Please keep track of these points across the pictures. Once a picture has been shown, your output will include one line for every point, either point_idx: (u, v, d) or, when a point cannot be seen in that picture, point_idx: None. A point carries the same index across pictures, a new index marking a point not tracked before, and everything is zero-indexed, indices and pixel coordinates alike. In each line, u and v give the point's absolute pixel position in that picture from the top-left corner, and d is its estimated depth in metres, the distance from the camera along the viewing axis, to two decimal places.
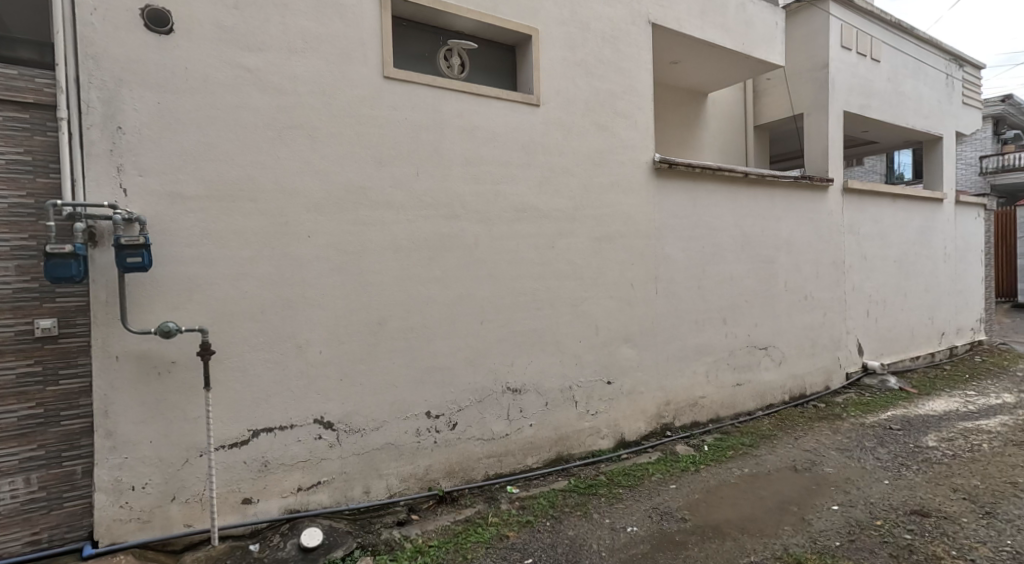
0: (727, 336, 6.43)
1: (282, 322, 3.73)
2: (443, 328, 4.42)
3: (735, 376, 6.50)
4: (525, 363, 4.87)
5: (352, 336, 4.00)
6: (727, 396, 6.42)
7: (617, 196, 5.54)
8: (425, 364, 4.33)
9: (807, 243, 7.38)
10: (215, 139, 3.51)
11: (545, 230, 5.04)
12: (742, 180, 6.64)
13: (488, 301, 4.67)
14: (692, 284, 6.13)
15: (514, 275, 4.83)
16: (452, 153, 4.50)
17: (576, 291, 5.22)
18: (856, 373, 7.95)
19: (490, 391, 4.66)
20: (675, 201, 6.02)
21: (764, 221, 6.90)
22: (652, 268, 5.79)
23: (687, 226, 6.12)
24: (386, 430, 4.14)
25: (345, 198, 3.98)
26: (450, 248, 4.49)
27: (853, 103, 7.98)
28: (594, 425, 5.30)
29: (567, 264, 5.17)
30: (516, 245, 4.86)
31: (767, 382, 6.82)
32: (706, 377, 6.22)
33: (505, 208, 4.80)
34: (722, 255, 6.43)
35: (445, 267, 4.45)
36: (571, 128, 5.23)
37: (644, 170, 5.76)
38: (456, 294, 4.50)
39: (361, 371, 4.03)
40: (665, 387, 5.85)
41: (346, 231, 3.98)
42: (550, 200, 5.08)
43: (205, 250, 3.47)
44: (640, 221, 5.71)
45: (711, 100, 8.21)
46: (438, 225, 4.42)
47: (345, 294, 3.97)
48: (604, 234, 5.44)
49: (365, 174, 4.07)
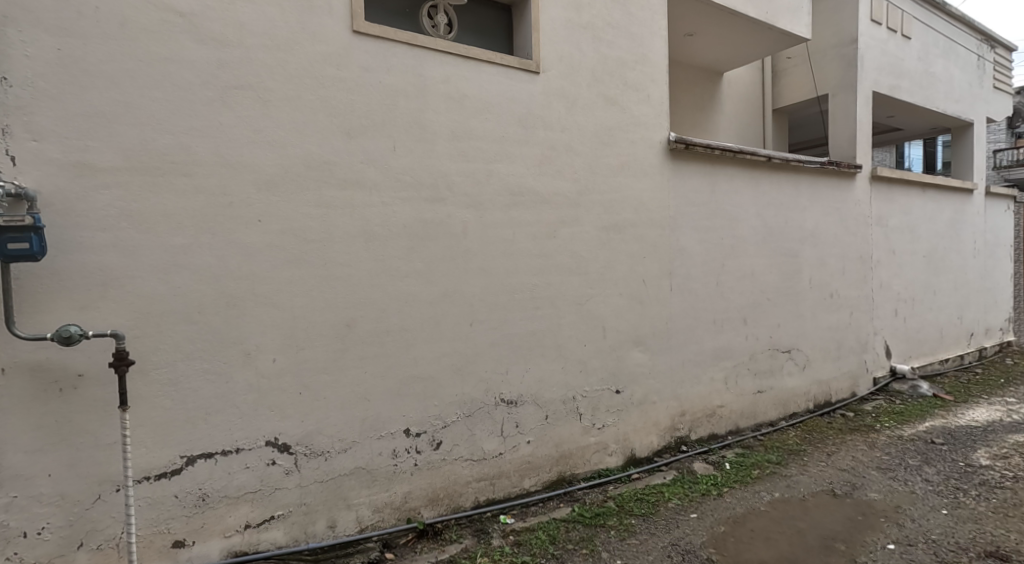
0: (747, 338, 5.78)
1: (226, 325, 3.09)
2: (425, 330, 3.79)
3: (757, 382, 5.86)
4: (522, 370, 4.22)
5: (314, 341, 3.36)
6: (748, 404, 5.77)
7: (627, 179, 4.89)
8: (403, 373, 3.69)
9: (834, 236, 6.72)
10: (136, 99, 2.86)
11: (545, 217, 4.39)
12: (765, 165, 5.98)
13: (479, 298, 4.03)
14: (710, 279, 5.48)
15: (509, 268, 4.18)
16: (436, 126, 3.86)
17: (581, 287, 4.57)
18: (884, 378, 7.28)
19: (481, 404, 4.01)
20: (692, 187, 5.36)
21: (788, 211, 6.24)
22: (666, 262, 5.14)
23: (704, 215, 5.46)
24: (356, 452, 3.50)
25: (304, 176, 3.34)
26: (434, 238, 3.85)
27: (883, 83, 7.31)
28: (600, 440, 4.66)
29: (571, 257, 4.52)
30: (512, 234, 4.21)
31: (790, 388, 6.17)
32: (724, 384, 5.57)
33: (499, 192, 4.15)
34: (743, 248, 5.78)
35: (428, 260, 3.81)
36: (575, 101, 4.57)
37: (657, 150, 5.10)
38: (441, 290, 3.86)
39: (325, 383, 3.40)
40: (679, 395, 5.21)
41: (306, 215, 3.35)
42: (551, 184, 4.43)
43: (122, 235, 2.83)
44: (652, 209, 5.06)
45: (727, 79, 7.53)
46: (419, 210, 3.79)
47: (304, 290, 3.34)
48: (612, 223, 4.79)
49: (330, 147, 3.43)
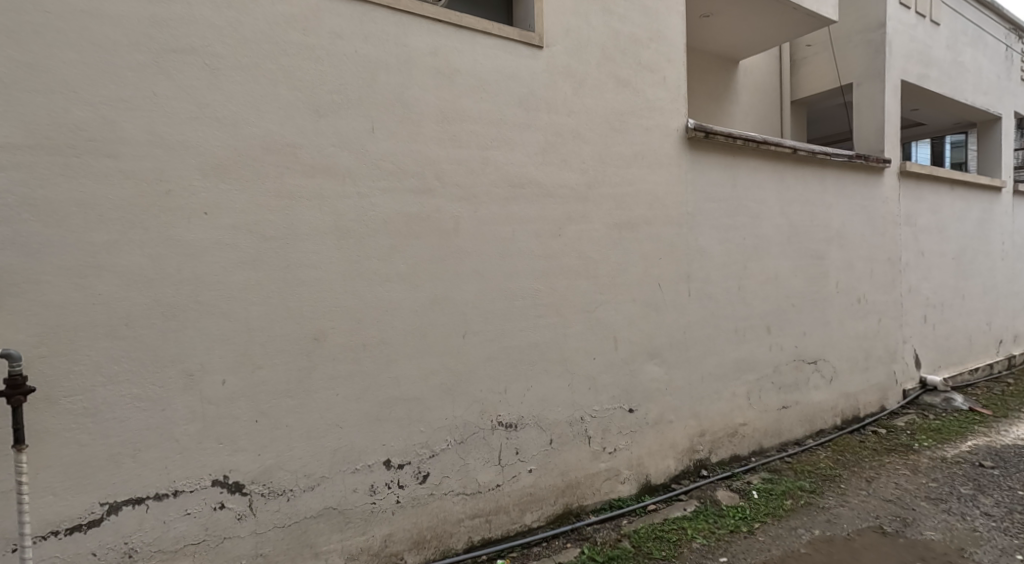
0: (771, 348, 5.24)
1: (162, 340, 2.54)
2: (409, 344, 3.25)
3: (782, 397, 5.31)
4: (522, 388, 3.69)
5: (276, 358, 2.82)
6: (773, 421, 5.22)
7: (640, 171, 4.35)
8: (382, 394, 3.15)
9: (861, 235, 6.18)
10: (45, 61, 2.33)
11: (548, 213, 3.85)
12: (790, 158, 5.44)
13: (473, 307, 3.50)
14: (731, 284, 4.94)
15: (507, 272, 3.64)
16: (422, 105, 3.32)
17: (589, 293, 4.03)
18: (914, 389, 6.73)
19: (474, 429, 3.48)
20: (712, 182, 4.82)
21: (815, 208, 5.69)
22: (683, 265, 4.61)
23: (725, 213, 4.92)
24: (325, 490, 2.95)
25: (263, 160, 2.79)
26: (420, 235, 3.31)
27: (912, 71, 6.76)
28: (611, 466, 4.12)
29: (577, 259, 3.98)
30: (511, 232, 3.67)
31: (817, 403, 5.62)
32: (747, 400, 5.03)
33: (496, 183, 3.62)
34: (767, 249, 5.23)
35: (414, 263, 3.28)
36: (583, 81, 4.03)
37: (674, 139, 4.56)
38: (427, 298, 3.33)
39: (289, 408, 2.86)
40: (698, 413, 4.67)
41: (266, 209, 2.80)
42: (555, 176, 3.89)
43: (26, 229, 2.30)
44: (668, 205, 4.52)
45: (744, 67, 6.99)
46: (403, 203, 3.25)
47: (262, 297, 2.79)
48: (624, 221, 4.25)
49: (295, 127, 2.89)
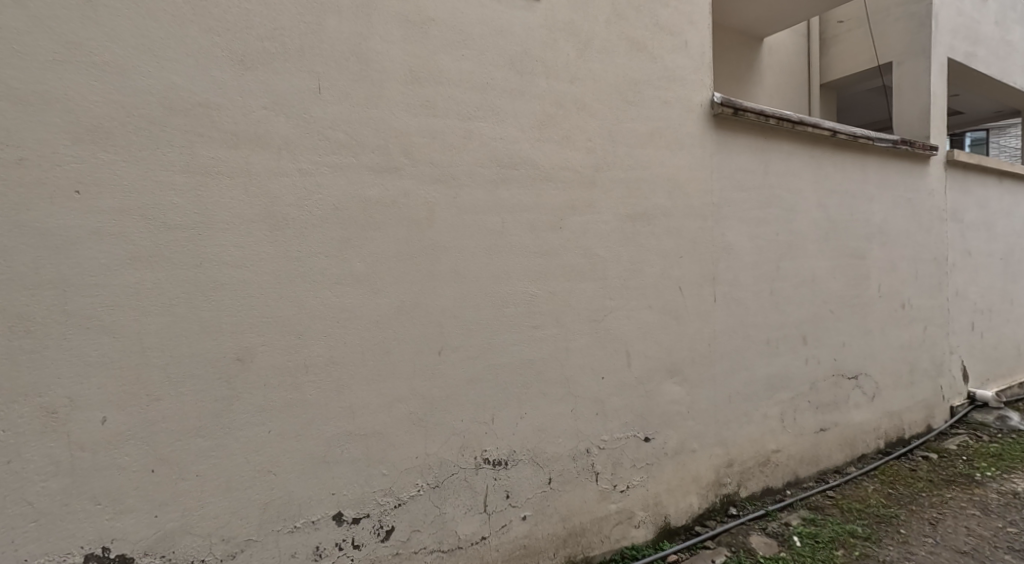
0: (807, 362, 4.52)
1: (10, 366, 1.91)
2: (367, 363, 2.57)
3: (820, 418, 4.58)
4: (513, 417, 3.01)
5: (182, 387, 2.14)
6: (810, 446, 4.50)
7: (656, 153, 3.64)
8: (331, 431, 2.47)
9: (908, 232, 5.41)
10: None
11: (545, 201, 3.16)
12: (830, 142, 4.70)
13: (450, 315, 2.82)
14: (762, 288, 4.23)
15: (492, 272, 2.96)
16: (386, 61, 2.63)
17: (595, 298, 3.35)
18: (964, 407, 5.97)
19: (452, 470, 2.80)
20: (741, 167, 4.11)
21: (857, 201, 4.94)
22: (706, 265, 3.90)
23: (756, 204, 4.20)
24: (253, 558, 2.28)
25: (165, 123, 2.12)
26: (381, 226, 2.62)
27: (960, 48, 6.00)
28: (622, 508, 3.43)
29: (580, 258, 3.30)
30: (498, 223, 2.99)
31: (859, 424, 4.88)
32: (781, 423, 4.30)
33: (481, 162, 2.93)
34: (802, 247, 4.51)
35: (374, 261, 2.60)
36: (589, 42, 3.33)
37: (698, 116, 3.85)
38: (391, 305, 2.64)
39: (200, 452, 2.17)
40: (725, 440, 3.96)
41: (168, 188, 2.12)
42: (554, 156, 3.20)
43: None
44: (689, 193, 3.81)
45: (769, 46, 6.27)
46: (359, 184, 2.56)
47: (163, 306, 2.12)
48: (636, 212, 3.55)
49: (209, 81, 2.20)
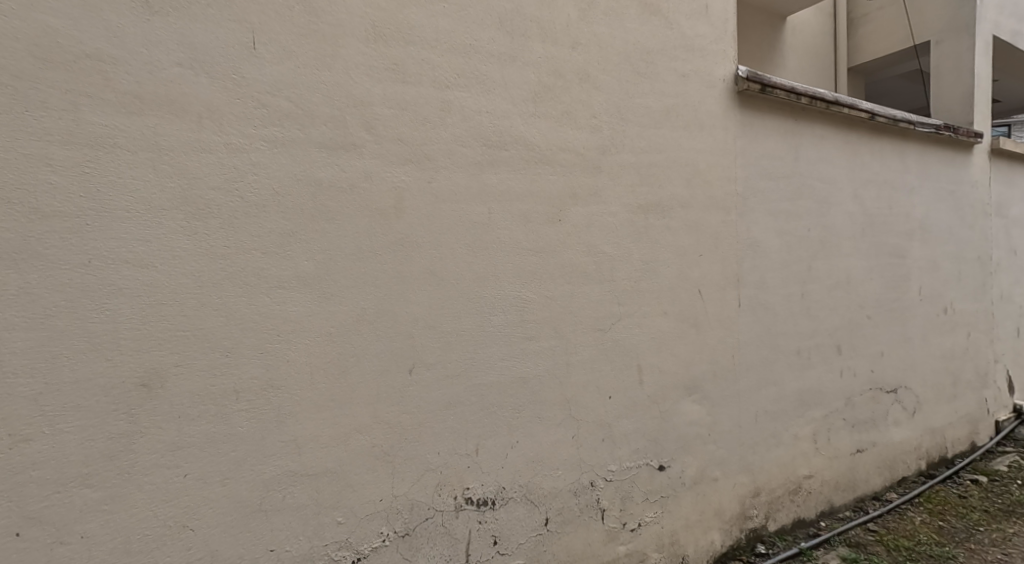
0: (842, 375, 3.98)
1: None
2: (316, 386, 2.09)
3: (856, 438, 4.04)
4: (501, 446, 2.52)
5: (59, 424, 1.67)
6: (847, 470, 3.96)
7: (672, 134, 3.13)
8: (271, 472, 1.99)
9: (952, 228, 4.84)
10: None
11: (541, 189, 2.66)
12: (869, 125, 4.16)
13: (424, 326, 2.33)
14: (792, 290, 3.70)
15: (476, 273, 2.47)
16: (341, 14, 2.14)
17: (599, 303, 2.85)
18: (1010, 422, 5.41)
19: (426, 513, 2.32)
20: (770, 152, 3.58)
21: (899, 192, 4.39)
22: (729, 264, 3.38)
23: (786, 194, 3.67)
24: None
25: (39, 79, 1.65)
26: (335, 216, 2.13)
27: (1005, 25, 5.42)
28: (634, 550, 2.92)
29: (582, 256, 2.79)
30: (484, 215, 2.50)
31: (900, 444, 4.33)
32: (813, 445, 3.77)
33: (462, 141, 2.44)
34: (838, 245, 3.97)
35: (327, 260, 2.12)
36: (593, 2, 2.82)
37: (721, 92, 3.33)
38: (348, 314, 2.16)
39: (87, 506, 1.70)
40: (751, 466, 3.44)
41: (42, 164, 1.65)
42: (552, 136, 2.70)
43: None
44: (710, 182, 3.29)
45: (793, 26, 5.72)
46: (307, 164, 2.08)
47: (35, 320, 1.65)
48: (649, 203, 3.04)
49: (102, 28, 1.73)
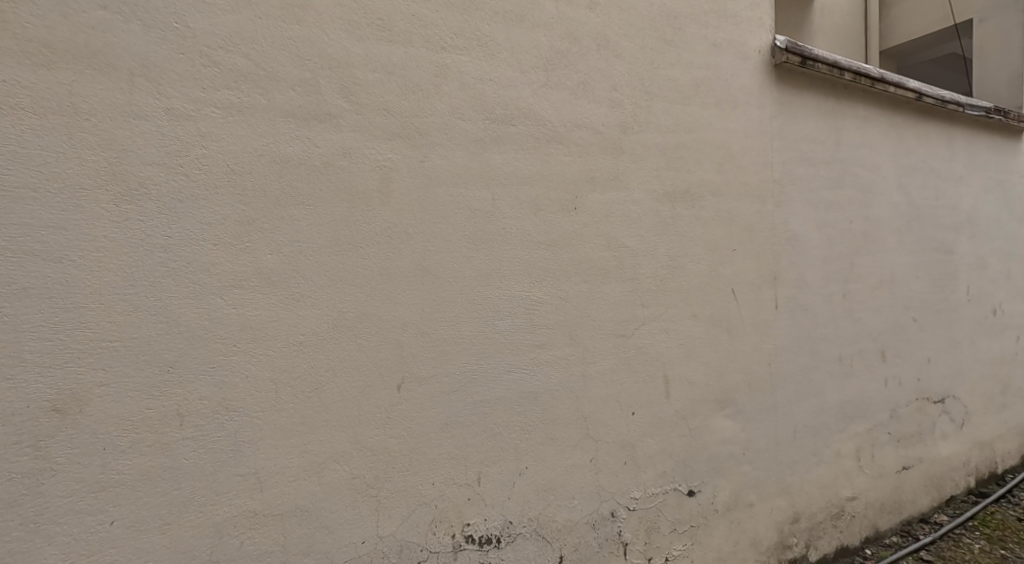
0: (888, 384, 3.57)
1: None
2: (282, 407, 1.72)
3: (903, 454, 3.64)
4: (507, 473, 2.15)
5: None
6: (893, 490, 3.55)
7: (702, 112, 2.74)
8: (225, 513, 1.63)
9: (1003, 222, 4.41)
10: None
11: (553, 172, 2.29)
12: (914, 107, 3.75)
13: (413, 333, 1.96)
14: (832, 290, 3.30)
15: (476, 270, 2.10)
16: None
17: (621, 306, 2.47)
18: None
19: (419, 556, 1.95)
20: (809, 134, 3.18)
21: (948, 182, 3.97)
22: (765, 261, 2.99)
23: (827, 182, 3.27)
24: None
25: None
26: (305, 201, 1.77)
27: None
28: None
29: (600, 251, 2.41)
30: (487, 201, 2.12)
31: (949, 460, 3.92)
32: (856, 463, 3.38)
33: (461, 114, 2.07)
34: (883, 239, 3.57)
35: (296, 254, 1.76)
36: None
37: (756, 65, 2.94)
38: (321, 320, 1.80)
39: None
40: (790, 489, 3.04)
41: None
42: (565, 110, 2.32)
43: None
44: (744, 167, 2.90)
45: (822, 5, 5.33)
46: (270, 137, 1.71)
47: None
48: (677, 190, 2.66)
49: None
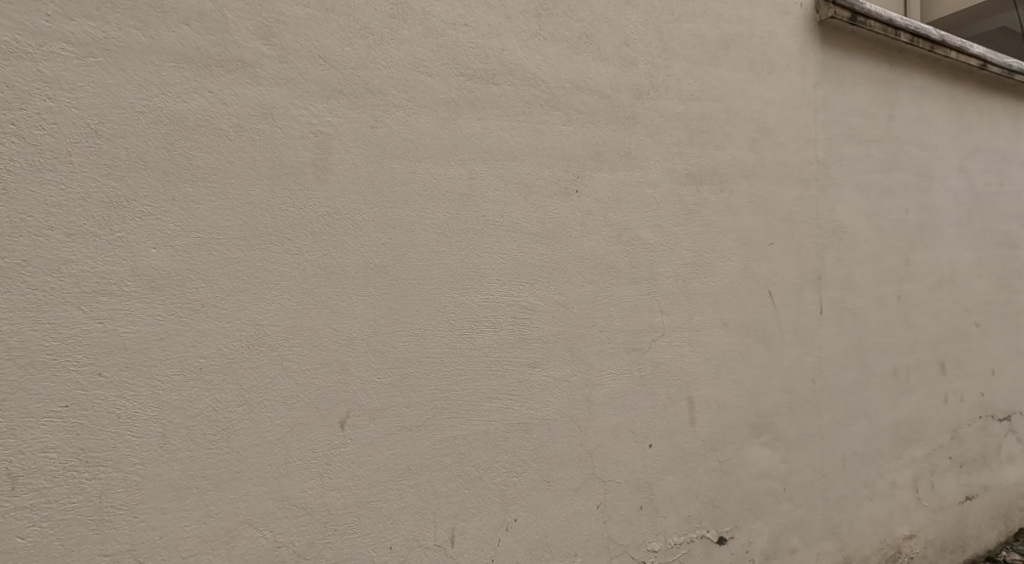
0: (948, 400, 3.05)
1: None
2: (171, 457, 1.27)
3: (966, 483, 3.11)
4: (491, 529, 1.68)
5: None
6: (955, 525, 3.03)
7: (733, 76, 2.26)
8: None
9: None
10: None
11: (549, 144, 1.81)
12: (977, 78, 3.22)
13: (362, 353, 1.50)
14: (885, 291, 2.79)
15: (447, 269, 1.63)
16: None
17: (634, 312, 1.99)
18: None
19: None
20: (858, 106, 2.68)
21: (1014, 165, 3.43)
22: (808, 256, 2.50)
23: (878, 163, 2.76)
24: None
25: None
26: (206, 178, 1.32)
27: None
28: None
29: (609, 244, 1.94)
30: (461, 179, 1.65)
31: (1017, 487, 3.38)
32: (913, 495, 2.86)
33: (425, 66, 1.60)
34: (942, 231, 3.05)
35: (192, 249, 1.30)
36: None
37: (795, 20, 2.45)
38: (230, 337, 1.34)
39: None
40: (837, 529, 2.55)
41: None
42: (563, 67, 1.85)
43: None
44: (783, 144, 2.41)
45: None
46: (153, 88, 1.26)
47: None
48: (702, 170, 2.17)
49: None
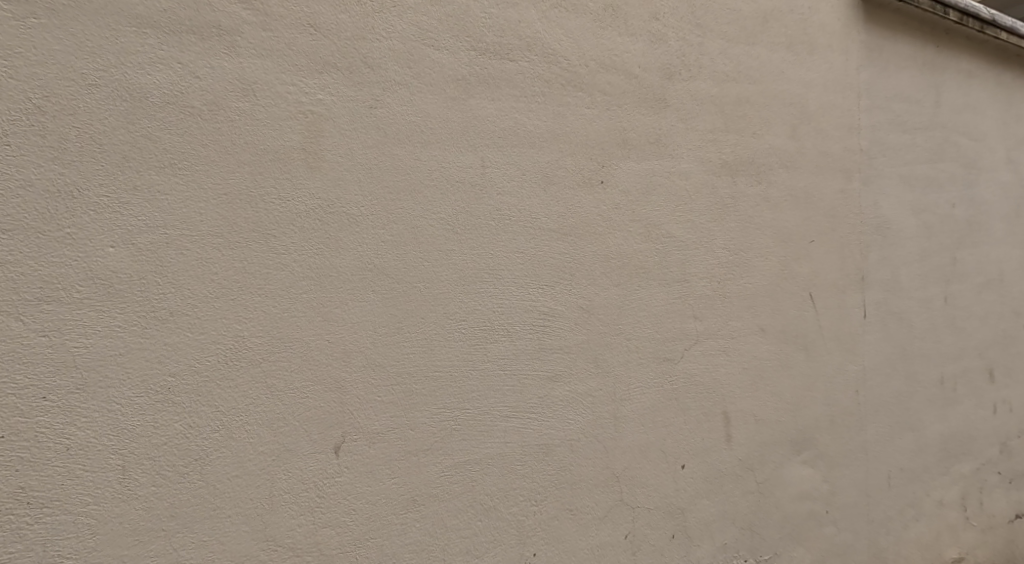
0: (996, 411, 2.82)
1: None
2: (132, 495, 1.07)
3: (1015, 499, 2.88)
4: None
5: None
6: (1004, 545, 2.80)
7: (771, 56, 2.04)
8: None
9: None
10: None
11: (571, 129, 1.61)
12: None
13: (359, 368, 1.30)
14: (931, 292, 2.56)
15: (457, 270, 1.43)
16: None
17: (665, 318, 1.78)
18: None
19: None
20: (902, 91, 2.46)
21: None
22: (850, 255, 2.28)
23: (924, 154, 2.54)
24: None
25: None
26: (175, 165, 1.12)
27: None
28: None
29: (637, 242, 1.73)
30: (473, 168, 1.45)
31: None
32: (961, 513, 2.63)
33: (432, 38, 1.40)
34: (989, 228, 2.81)
35: (157, 248, 1.10)
36: None
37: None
38: (203, 351, 1.14)
39: None
40: (883, 554, 2.32)
41: None
42: (587, 43, 1.64)
43: None
44: (825, 131, 2.19)
45: None
46: (110, 58, 1.07)
47: None
48: (739, 160, 1.96)
49: None
